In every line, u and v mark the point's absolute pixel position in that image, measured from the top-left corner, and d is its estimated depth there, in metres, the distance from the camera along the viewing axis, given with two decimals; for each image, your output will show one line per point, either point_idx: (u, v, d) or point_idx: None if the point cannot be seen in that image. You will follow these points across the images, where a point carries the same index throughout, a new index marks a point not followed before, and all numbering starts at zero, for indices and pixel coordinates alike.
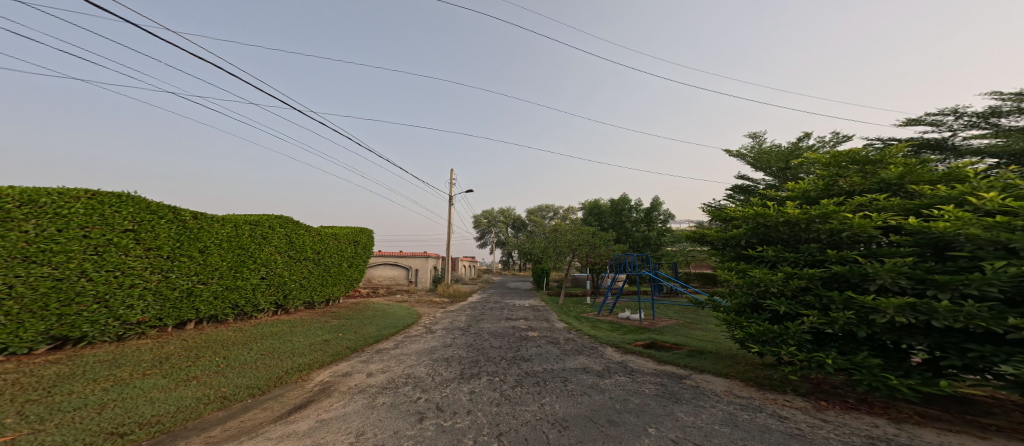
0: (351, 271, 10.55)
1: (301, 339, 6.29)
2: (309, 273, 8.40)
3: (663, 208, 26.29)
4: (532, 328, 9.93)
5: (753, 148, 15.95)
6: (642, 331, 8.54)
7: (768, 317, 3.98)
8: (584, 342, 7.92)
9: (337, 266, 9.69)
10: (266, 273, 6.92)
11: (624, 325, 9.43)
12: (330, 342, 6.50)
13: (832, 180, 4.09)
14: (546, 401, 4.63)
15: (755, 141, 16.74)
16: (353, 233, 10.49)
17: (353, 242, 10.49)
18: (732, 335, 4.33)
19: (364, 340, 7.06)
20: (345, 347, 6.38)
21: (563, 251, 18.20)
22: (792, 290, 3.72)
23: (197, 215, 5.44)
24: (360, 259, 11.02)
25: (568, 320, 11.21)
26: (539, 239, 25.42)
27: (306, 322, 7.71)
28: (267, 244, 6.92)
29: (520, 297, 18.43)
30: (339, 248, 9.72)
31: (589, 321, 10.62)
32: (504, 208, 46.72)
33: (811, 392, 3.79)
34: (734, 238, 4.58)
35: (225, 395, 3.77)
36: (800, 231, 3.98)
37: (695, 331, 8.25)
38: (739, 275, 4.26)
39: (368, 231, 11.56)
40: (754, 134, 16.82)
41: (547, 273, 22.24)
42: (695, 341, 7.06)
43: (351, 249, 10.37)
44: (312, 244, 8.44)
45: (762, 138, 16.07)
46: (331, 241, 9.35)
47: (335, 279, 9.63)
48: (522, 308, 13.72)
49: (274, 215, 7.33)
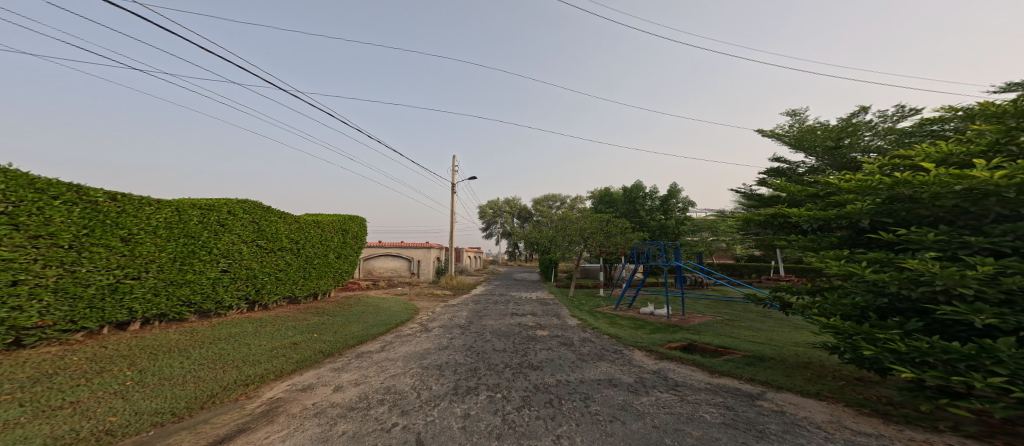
0: (340, 263, 9.51)
1: (263, 342, 5.18)
2: (286, 265, 7.37)
3: (681, 196, 24.66)
4: (542, 325, 8.75)
5: (794, 127, 14.49)
6: (674, 330, 7.28)
7: (929, 330, 2.62)
8: (607, 343, 6.69)
9: (322, 258, 8.64)
10: (228, 265, 5.85)
11: (651, 322, 8.19)
12: (299, 345, 5.41)
13: (1007, 138, 3.10)
14: (564, 431, 3.41)
15: (795, 119, 15.07)
16: (341, 222, 9.44)
17: (341, 231, 9.46)
18: (846, 346, 2.99)
19: (344, 341, 5.97)
20: (316, 351, 5.29)
21: (573, 241, 16.88)
22: (997, 293, 2.32)
23: (115, 196, 4.35)
24: (350, 249, 9.99)
25: (582, 315, 9.99)
26: (547, 228, 24.14)
27: (280, 321, 6.60)
28: (227, 232, 5.85)
29: (527, 290, 17.27)
30: (324, 237, 8.67)
31: (607, 317, 9.39)
32: (511, 198, 45.44)
33: (984, 432, 2.53)
34: (850, 218, 3.44)
35: (109, 429, 2.66)
36: (990, 205, 2.68)
37: (738, 330, 6.97)
38: (878, 268, 2.92)
39: (358, 219, 10.53)
40: (792, 112, 15.12)
41: (556, 264, 21.00)
42: (744, 343, 5.79)
43: (339, 240, 9.33)
44: (287, 232, 7.37)
45: (803, 115, 14.44)
46: (314, 230, 8.31)
47: (320, 272, 8.59)
48: (530, 302, 12.56)
49: (236, 200, 6.25)
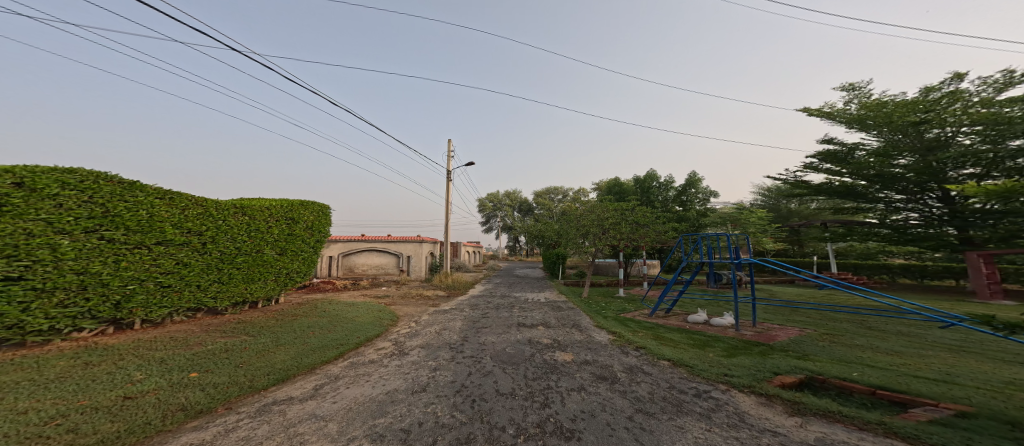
0: (284, 262, 7.45)
1: (51, 401, 2.57)
2: (178, 265, 5.26)
3: (701, 185, 22.32)
4: (562, 343, 6.43)
5: (857, 104, 12.48)
6: (762, 352, 4.98)
7: None
8: (674, 376, 4.37)
9: (251, 256, 6.59)
10: (26, 269, 3.72)
11: (717, 339, 5.91)
12: (132, 400, 2.80)
13: None
14: None
15: (853, 95, 12.77)
16: (287, 208, 7.51)
17: (283, 219, 7.37)
18: None
19: (242, 379, 3.61)
20: (166, 409, 2.83)
21: (587, 233, 14.56)
22: None
23: None
24: (301, 244, 7.93)
25: (612, 325, 7.65)
26: (553, 221, 21.81)
27: (145, 335, 4.31)
28: (17, 220, 3.70)
29: (532, 290, 14.99)
30: (250, 229, 6.56)
31: (647, 329, 7.11)
32: (511, 190, 43.04)
33: None
34: None
35: None
36: None
37: (864, 353, 4.68)
38: None
39: (314, 207, 8.45)
40: (850, 86, 12.82)
41: (565, 259, 18.66)
42: (918, 383, 3.49)
43: (278, 232, 7.23)
44: (178, 220, 5.30)
45: (865, 88, 12.20)
46: (231, 217, 6.20)
47: (249, 274, 6.56)
48: (539, 307, 10.22)
49: (53, 170, 4.08)
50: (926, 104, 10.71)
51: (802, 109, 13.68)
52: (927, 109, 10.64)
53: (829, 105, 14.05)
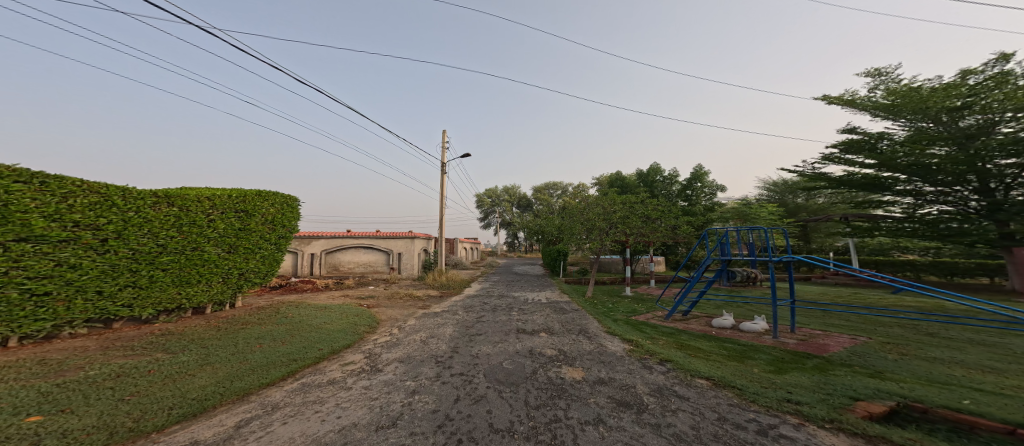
0: (236, 260, 6.35)
1: None
2: (60, 267, 4.02)
3: (708, 179, 21.42)
4: (570, 357, 5.40)
5: (885, 90, 11.49)
6: (822, 365, 4.00)
7: None
8: (719, 402, 3.37)
9: (184, 255, 5.42)
10: None
11: (757, 349, 4.92)
12: None
13: None
14: None
15: (879, 80, 11.76)
16: (239, 199, 6.38)
17: (232, 212, 6.21)
18: None
19: (121, 415, 2.57)
20: None
21: (590, 229, 13.59)
22: None
23: None
24: (259, 240, 6.81)
25: (625, 330, 6.65)
26: (553, 217, 20.87)
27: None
28: None
29: (532, 288, 13.99)
30: (179, 223, 5.35)
31: (667, 336, 6.10)
32: (509, 186, 42.10)
33: None
34: None
35: None
36: None
37: (957, 373, 3.69)
38: None
39: (276, 198, 7.34)
40: (876, 71, 11.80)
41: (567, 256, 17.70)
42: None
43: (225, 226, 6.06)
44: (59, 209, 4.03)
45: (894, 73, 11.20)
46: (148, 208, 4.97)
47: (181, 275, 5.40)
48: (540, 308, 9.20)
49: None
50: (969, 88, 9.73)
51: (821, 97, 12.68)
52: (969, 93, 9.61)
53: (850, 93, 13.07)
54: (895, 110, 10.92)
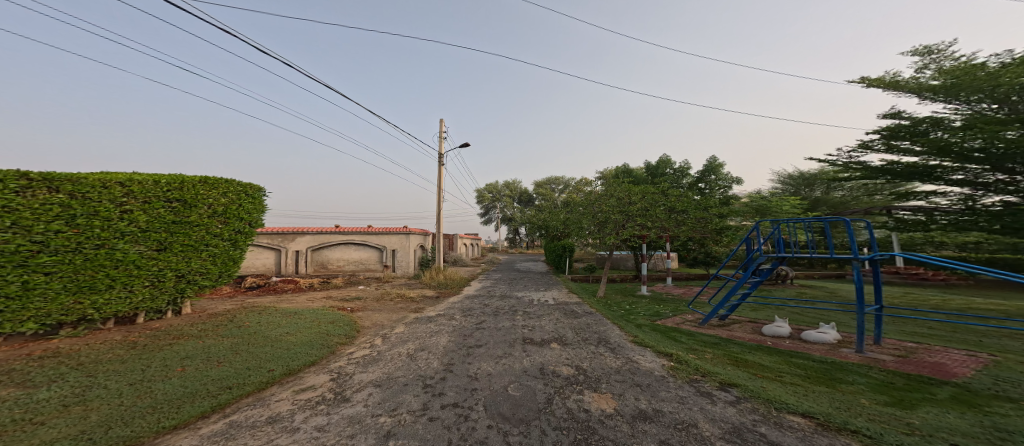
0: (170, 259, 5.20)
1: None
2: None
3: (722, 171, 20.21)
4: (595, 379, 4.25)
5: (935, 70, 10.25)
6: (967, 397, 2.83)
7: None
8: None
9: (82, 254, 4.22)
10: None
11: (845, 369, 3.74)
12: None
13: None
14: None
15: (928, 59, 10.52)
16: (171, 185, 5.22)
17: (160, 201, 5.04)
18: None
19: None
20: None
21: (601, 223, 12.42)
22: None
23: None
24: (203, 235, 5.67)
25: (657, 340, 5.48)
26: (558, 212, 19.68)
27: None
28: None
29: (538, 287, 12.86)
30: (69, 214, 4.13)
31: (711, 348, 4.94)
32: (510, 181, 40.90)
33: None
34: None
35: None
36: None
37: None
38: None
39: (230, 187, 6.20)
40: (925, 48, 10.54)
41: (573, 253, 16.54)
42: None
43: (148, 219, 4.88)
44: None
45: (948, 49, 9.95)
46: (12, 195, 3.71)
47: (80, 280, 4.21)
48: (549, 312, 8.04)
49: None
50: None
51: (860, 79, 11.44)
52: None
53: (892, 75, 11.78)
54: (948, 91, 9.67)
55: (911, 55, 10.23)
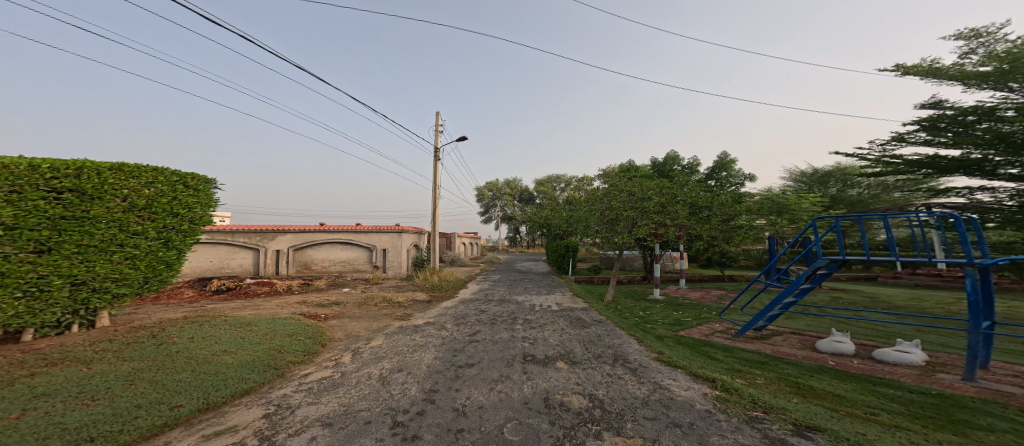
0: (55, 264, 4.13)
1: None
2: None
3: (733, 168, 19.28)
4: (620, 415, 3.24)
5: (983, 55, 9.24)
6: None
7: None
8: None
9: None
10: None
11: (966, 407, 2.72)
12: None
13: None
14: None
15: (975, 43, 9.51)
16: (56, 172, 4.21)
17: (37, 192, 4.02)
18: None
19: None
20: None
21: (610, 221, 11.40)
22: None
23: None
24: (114, 234, 4.71)
25: (689, 359, 4.46)
26: (561, 209, 18.72)
27: None
28: None
29: (540, 290, 11.86)
30: None
31: (762, 371, 3.93)
32: (511, 179, 39.94)
33: None
34: None
35: None
36: None
37: None
38: None
39: (157, 176, 5.37)
40: (971, 31, 9.53)
41: (577, 252, 15.55)
42: None
43: (17, 213, 3.83)
44: None
45: (998, 31, 8.94)
46: None
47: None
48: (552, 320, 7.03)
49: None
50: None
51: (895, 66, 10.46)
52: None
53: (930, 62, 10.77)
54: (1000, 77, 8.66)
55: (954, 37, 9.22)
